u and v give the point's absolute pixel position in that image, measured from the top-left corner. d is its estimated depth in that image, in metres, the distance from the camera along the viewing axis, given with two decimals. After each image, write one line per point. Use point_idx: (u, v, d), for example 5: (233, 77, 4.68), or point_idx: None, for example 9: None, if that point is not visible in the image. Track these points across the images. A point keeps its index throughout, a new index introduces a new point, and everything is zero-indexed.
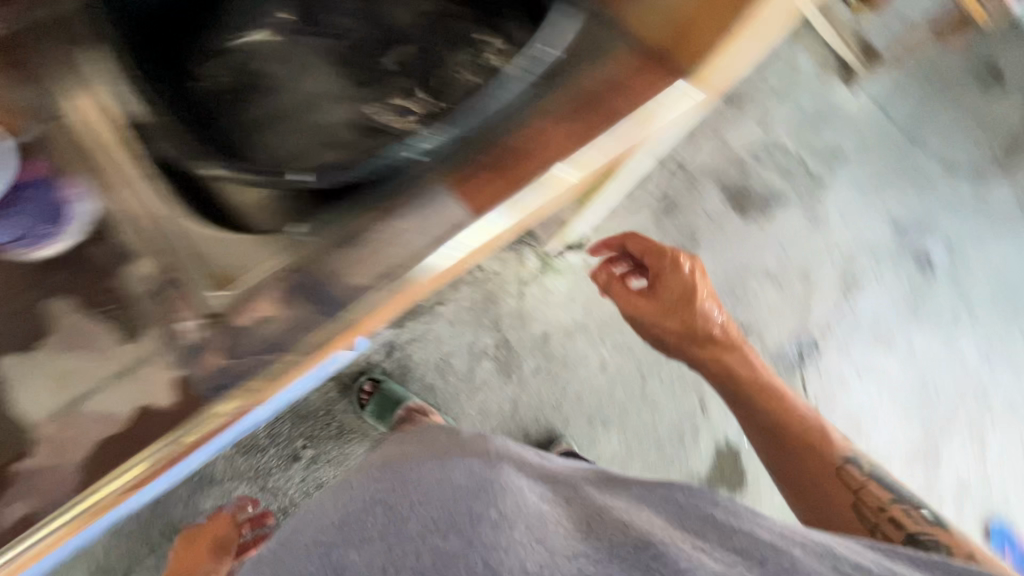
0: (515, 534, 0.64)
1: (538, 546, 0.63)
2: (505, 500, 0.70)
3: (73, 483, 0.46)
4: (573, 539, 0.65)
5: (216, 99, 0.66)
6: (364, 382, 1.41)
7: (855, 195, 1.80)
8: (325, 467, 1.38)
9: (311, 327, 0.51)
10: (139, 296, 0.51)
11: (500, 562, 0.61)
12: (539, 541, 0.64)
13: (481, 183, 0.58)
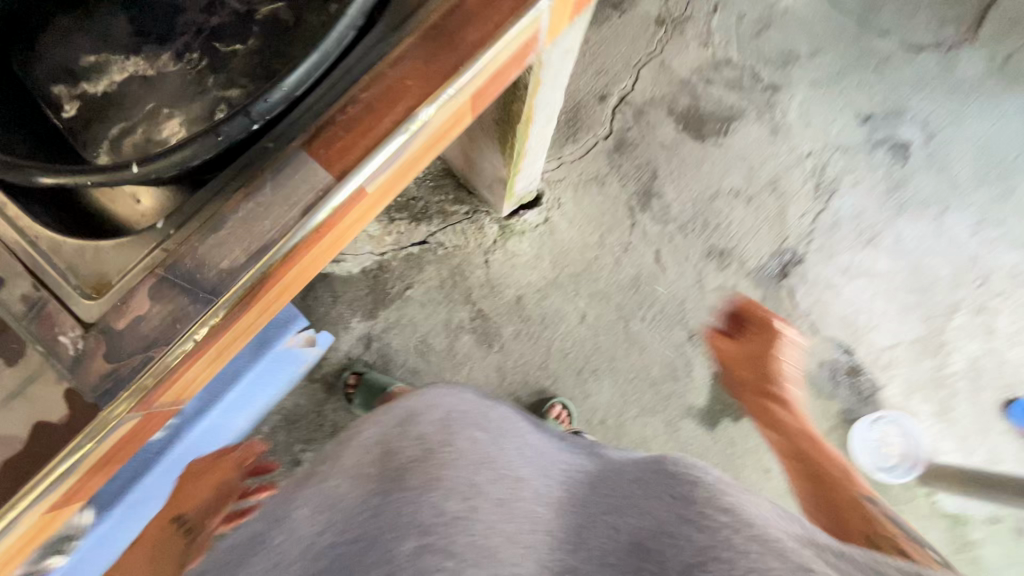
0: (502, 525, 0.76)
1: (519, 549, 0.76)
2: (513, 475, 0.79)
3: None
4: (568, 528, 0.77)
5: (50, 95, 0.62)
6: (348, 376, 1.41)
7: (815, 93, 1.72)
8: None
9: (191, 318, 0.51)
10: (14, 320, 0.50)
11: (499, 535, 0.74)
12: (524, 547, 0.76)
13: (334, 146, 0.55)
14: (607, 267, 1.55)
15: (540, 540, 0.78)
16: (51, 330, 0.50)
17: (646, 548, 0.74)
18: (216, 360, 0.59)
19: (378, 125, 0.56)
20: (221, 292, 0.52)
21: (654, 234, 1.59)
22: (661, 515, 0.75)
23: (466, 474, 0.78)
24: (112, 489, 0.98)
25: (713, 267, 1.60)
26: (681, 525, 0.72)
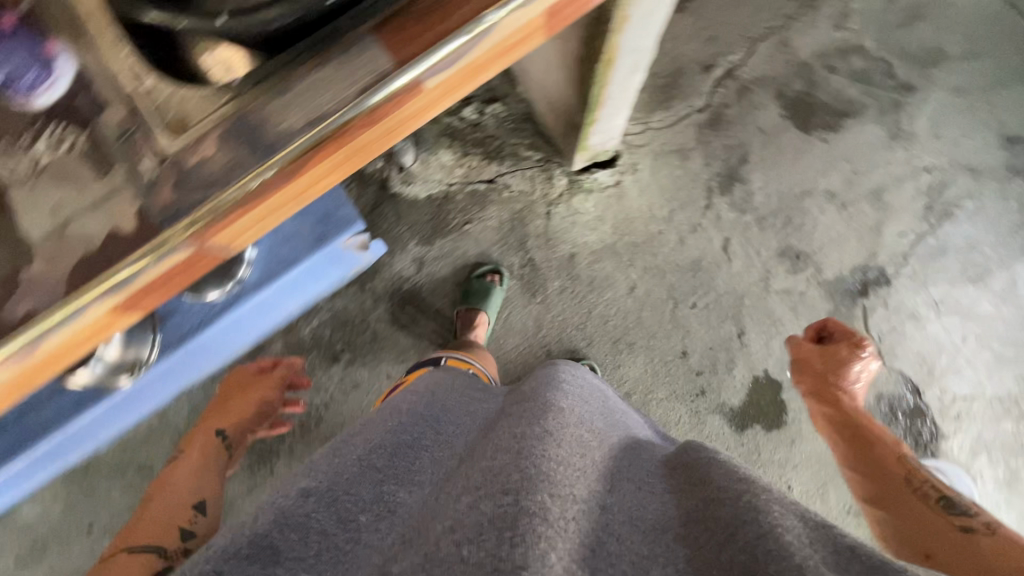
0: (556, 452, 0.69)
1: (572, 471, 0.67)
2: (534, 437, 0.71)
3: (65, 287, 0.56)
4: (600, 494, 0.67)
5: None
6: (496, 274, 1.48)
7: (956, 102, 1.51)
8: (363, 369, 1.50)
9: (247, 167, 0.56)
10: (110, 141, 0.58)
11: (534, 472, 0.63)
12: (576, 471, 0.68)
13: (399, 32, 0.57)
14: (668, 244, 1.50)
15: (586, 474, 0.69)
16: (134, 155, 0.58)
17: (663, 538, 0.63)
18: (267, 221, 0.63)
19: (448, 21, 0.58)
20: (275, 150, 0.56)
21: (728, 219, 1.51)
22: (682, 514, 0.67)
23: (505, 432, 0.74)
24: (178, 331, 1.13)
25: (784, 268, 1.49)
26: (706, 518, 0.64)
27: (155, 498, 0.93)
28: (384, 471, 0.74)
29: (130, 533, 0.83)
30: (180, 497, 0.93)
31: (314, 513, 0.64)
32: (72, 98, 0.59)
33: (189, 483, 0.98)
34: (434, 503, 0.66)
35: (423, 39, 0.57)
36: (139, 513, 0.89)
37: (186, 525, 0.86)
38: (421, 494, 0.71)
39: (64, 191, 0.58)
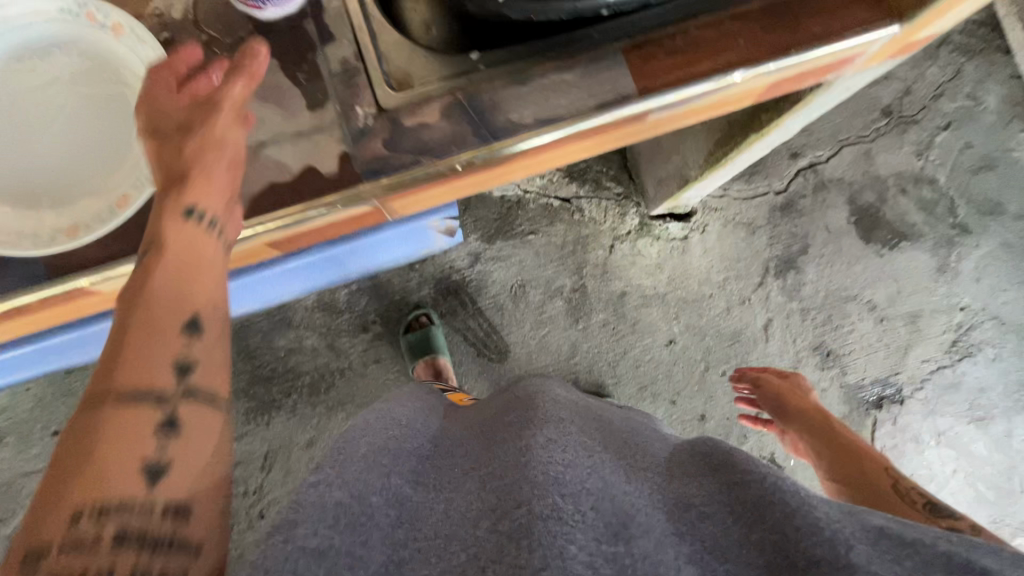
0: (562, 454, 0.63)
1: (584, 471, 0.61)
2: (527, 438, 0.66)
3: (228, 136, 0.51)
4: (614, 485, 0.61)
5: None
6: (422, 315, 1.45)
7: (1003, 255, 1.60)
8: (390, 346, 1.47)
9: (466, 145, 0.55)
10: (328, 76, 0.55)
11: (541, 476, 0.58)
12: (588, 469, 0.62)
13: (648, 63, 0.57)
14: (715, 309, 1.53)
15: (599, 469, 0.63)
16: (352, 98, 0.55)
17: (680, 520, 0.59)
18: (438, 192, 0.62)
19: (697, 66, 0.57)
20: (499, 137, 0.55)
21: (774, 301, 1.55)
22: (705, 491, 0.62)
23: (506, 445, 0.67)
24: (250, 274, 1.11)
25: (814, 362, 1.54)
26: (731, 497, 0.60)
27: (137, 335, 0.47)
28: (388, 459, 0.66)
29: (97, 446, 0.44)
30: (162, 332, 0.48)
31: (323, 503, 0.56)
32: (298, 20, 0.56)
33: (175, 295, 0.49)
34: (451, 514, 0.61)
35: (668, 76, 0.57)
36: (107, 364, 0.46)
37: (176, 432, 0.47)
38: (434, 493, 0.65)
39: (269, 114, 0.55)
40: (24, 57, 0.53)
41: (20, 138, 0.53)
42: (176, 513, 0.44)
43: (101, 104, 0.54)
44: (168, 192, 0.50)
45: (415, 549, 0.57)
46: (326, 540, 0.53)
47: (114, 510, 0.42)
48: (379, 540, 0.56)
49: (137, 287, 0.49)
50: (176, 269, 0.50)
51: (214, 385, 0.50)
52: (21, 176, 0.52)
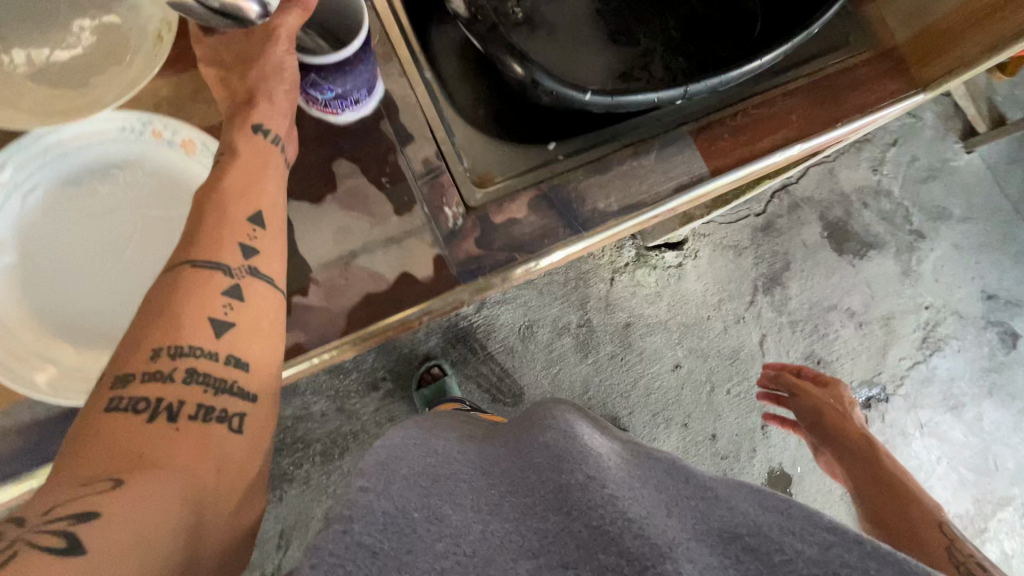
0: (592, 467, 0.44)
1: (623, 487, 0.43)
2: (544, 446, 0.47)
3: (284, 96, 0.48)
4: (652, 508, 0.41)
5: None
6: (433, 367, 1.41)
7: (954, 256, 1.74)
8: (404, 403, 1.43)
9: (558, 237, 0.55)
10: (413, 177, 0.54)
11: (581, 504, 0.40)
12: (626, 488, 0.43)
13: (715, 143, 0.59)
14: (714, 330, 1.59)
15: (634, 487, 0.44)
16: (439, 198, 0.54)
17: (742, 549, 0.39)
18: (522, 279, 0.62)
19: (759, 143, 0.60)
20: (589, 227, 0.56)
21: (765, 317, 1.63)
22: (762, 515, 0.41)
23: (519, 457, 0.48)
24: None
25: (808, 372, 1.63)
26: (786, 531, 0.40)
27: (214, 217, 0.45)
28: (431, 461, 0.44)
29: (173, 297, 0.42)
30: (231, 217, 0.45)
31: (353, 516, 0.35)
32: (373, 124, 0.55)
33: (245, 185, 0.46)
34: (483, 535, 0.38)
35: (734, 155, 0.60)
36: (189, 233, 0.45)
37: (238, 303, 0.44)
38: (461, 502, 0.41)
39: (356, 222, 0.53)
40: (77, 182, 0.49)
41: (78, 270, 0.49)
42: (238, 365, 0.43)
43: (168, 225, 0.50)
44: (237, 112, 0.48)
45: (450, 564, 0.36)
46: (371, 537, 0.35)
47: (185, 353, 0.41)
48: (417, 549, 0.36)
49: (214, 172, 0.47)
50: (245, 173, 0.46)
51: (275, 275, 0.47)
52: (99, 314, 0.48)
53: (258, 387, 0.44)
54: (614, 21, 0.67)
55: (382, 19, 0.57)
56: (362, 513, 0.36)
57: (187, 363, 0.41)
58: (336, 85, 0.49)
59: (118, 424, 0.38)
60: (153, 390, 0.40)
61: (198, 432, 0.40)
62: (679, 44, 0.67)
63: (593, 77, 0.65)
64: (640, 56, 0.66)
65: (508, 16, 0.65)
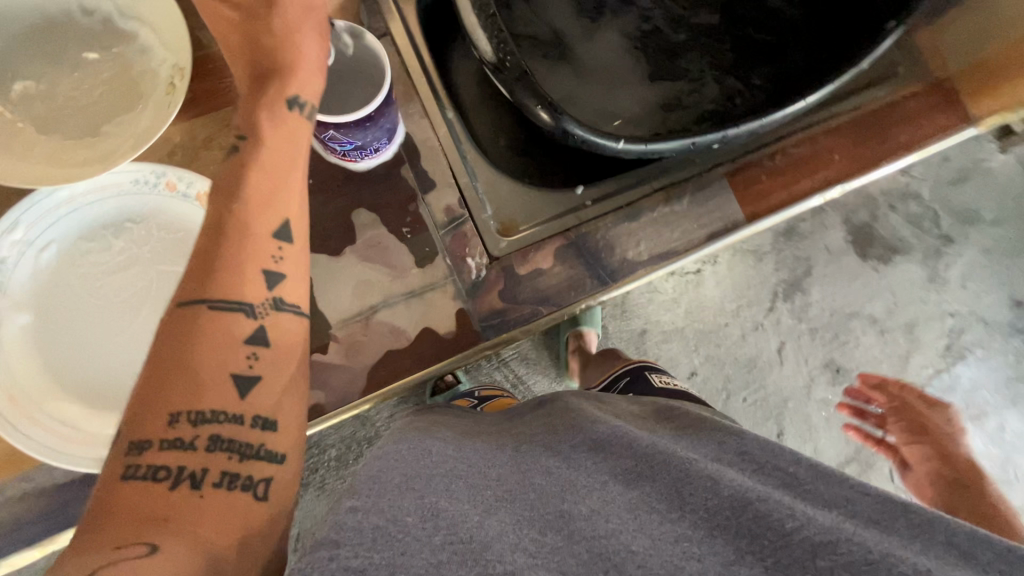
0: (589, 499, 0.35)
1: (626, 508, 0.34)
2: (537, 462, 0.40)
3: (315, 57, 0.43)
4: (667, 529, 0.33)
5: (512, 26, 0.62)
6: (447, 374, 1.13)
7: (991, 264, 1.24)
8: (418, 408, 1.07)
9: (584, 289, 0.53)
10: (434, 227, 0.52)
11: (588, 533, 0.32)
12: (632, 516, 0.34)
13: (752, 186, 0.56)
14: (730, 337, 1.21)
15: (647, 505, 0.35)
16: (461, 248, 0.52)
17: (753, 522, 0.32)
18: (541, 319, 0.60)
19: (797, 184, 0.57)
20: (617, 278, 0.53)
21: (783, 324, 1.23)
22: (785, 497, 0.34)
23: (504, 476, 0.38)
24: None
25: (825, 381, 1.20)
26: (794, 496, 0.35)
27: (232, 241, 0.39)
28: (431, 463, 0.38)
29: (190, 346, 0.36)
30: (253, 237, 0.39)
31: (341, 540, 0.28)
32: (393, 172, 0.52)
33: (270, 195, 0.40)
34: (480, 523, 0.32)
35: (770, 198, 0.57)
36: (201, 264, 0.38)
37: (263, 351, 0.38)
38: (456, 495, 0.34)
39: (377, 275, 0.51)
40: (94, 236, 0.48)
41: (91, 327, 0.47)
42: (265, 426, 0.36)
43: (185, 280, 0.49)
44: (261, 82, 0.43)
45: (447, 556, 0.29)
46: (358, 559, 0.27)
47: (209, 419, 0.35)
48: (412, 551, 0.28)
49: (230, 188, 0.40)
50: (268, 170, 0.41)
51: (301, 304, 0.41)
52: (113, 379, 0.47)
53: (287, 447, 0.37)
54: (654, 56, 0.64)
55: (406, 58, 0.54)
56: (350, 535, 0.28)
57: (211, 430, 0.35)
58: (354, 137, 0.46)
59: (137, 496, 0.32)
60: (176, 459, 0.34)
61: (223, 505, 0.33)
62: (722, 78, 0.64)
63: (630, 112, 0.63)
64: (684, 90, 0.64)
65: (539, 50, 0.63)
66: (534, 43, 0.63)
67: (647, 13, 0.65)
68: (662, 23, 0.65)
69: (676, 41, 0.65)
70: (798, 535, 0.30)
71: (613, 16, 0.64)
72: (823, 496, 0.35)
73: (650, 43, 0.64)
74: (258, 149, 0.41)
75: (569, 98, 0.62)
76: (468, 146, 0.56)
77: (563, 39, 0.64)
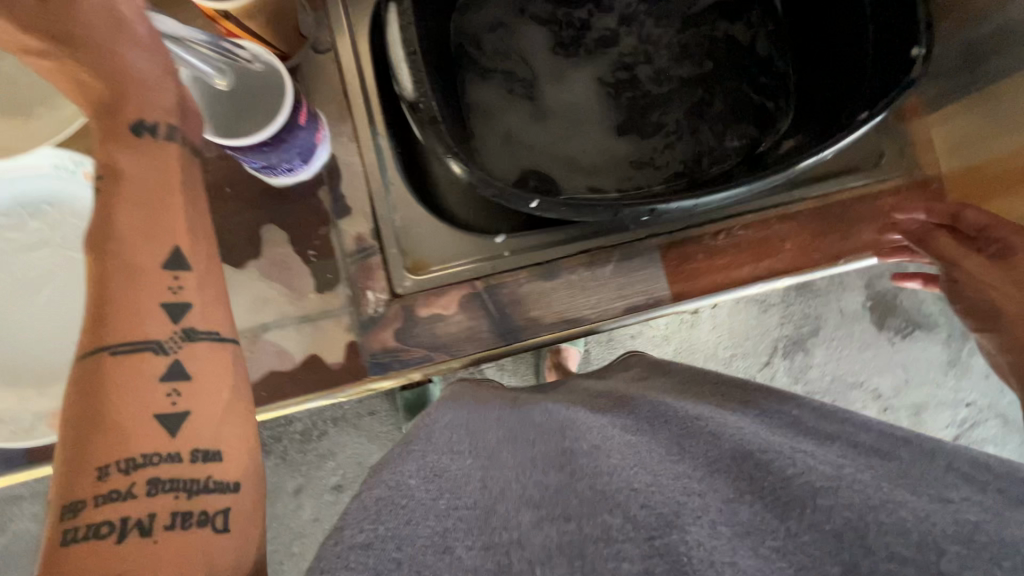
0: (598, 443, 0.37)
1: (626, 450, 0.37)
2: (555, 416, 0.42)
3: (152, 66, 0.38)
4: (678, 469, 0.35)
5: (478, 54, 0.58)
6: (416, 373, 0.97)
7: None
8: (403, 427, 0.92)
9: (482, 342, 0.51)
10: (342, 254, 0.51)
11: (599, 470, 0.34)
12: (638, 461, 0.36)
13: (687, 263, 0.53)
14: None
15: (653, 459, 0.36)
16: (366, 279, 0.51)
17: (755, 467, 0.34)
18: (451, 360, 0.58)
19: (738, 270, 0.53)
20: (520, 336, 0.51)
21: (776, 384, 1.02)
22: (787, 444, 0.36)
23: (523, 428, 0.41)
24: None
25: None
26: (806, 442, 0.37)
27: (119, 280, 0.35)
28: (442, 428, 0.42)
29: (97, 404, 0.33)
30: (143, 272, 0.36)
31: (347, 522, 0.32)
32: (311, 193, 0.52)
33: (149, 220, 0.37)
34: (483, 483, 0.35)
35: (704, 278, 0.52)
36: (94, 314, 0.35)
37: (183, 385, 0.35)
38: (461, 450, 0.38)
39: (275, 294, 0.51)
40: (11, 215, 0.49)
41: None
42: (207, 458, 0.33)
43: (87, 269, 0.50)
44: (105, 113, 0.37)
45: (451, 523, 0.32)
46: (364, 533, 0.31)
47: (143, 464, 0.32)
48: (418, 519, 0.32)
49: (105, 232, 0.36)
50: (145, 200, 0.38)
51: (219, 326, 0.38)
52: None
53: (241, 472, 0.34)
54: (631, 110, 0.58)
55: (347, 79, 0.53)
56: (356, 517, 0.32)
57: (147, 475, 0.32)
58: (261, 157, 0.45)
59: (83, 561, 0.29)
60: (117, 512, 0.31)
61: (182, 543, 0.31)
62: (699, 146, 0.57)
63: (586, 163, 0.57)
64: (653, 150, 0.57)
65: (501, 79, 0.58)
66: (495, 71, 0.58)
67: (625, 56, 0.60)
68: (648, 77, 0.59)
69: (660, 91, 0.59)
70: (799, 479, 0.32)
71: (590, 60, 0.59)
72: (825, 430, 0.39)
73: (626, 93, 0.59)
74: (124, 186, 0.37)
75: (522, 139, 0.57)
76: (395, 173, 0.53)
77: (530, 71, 0.58)
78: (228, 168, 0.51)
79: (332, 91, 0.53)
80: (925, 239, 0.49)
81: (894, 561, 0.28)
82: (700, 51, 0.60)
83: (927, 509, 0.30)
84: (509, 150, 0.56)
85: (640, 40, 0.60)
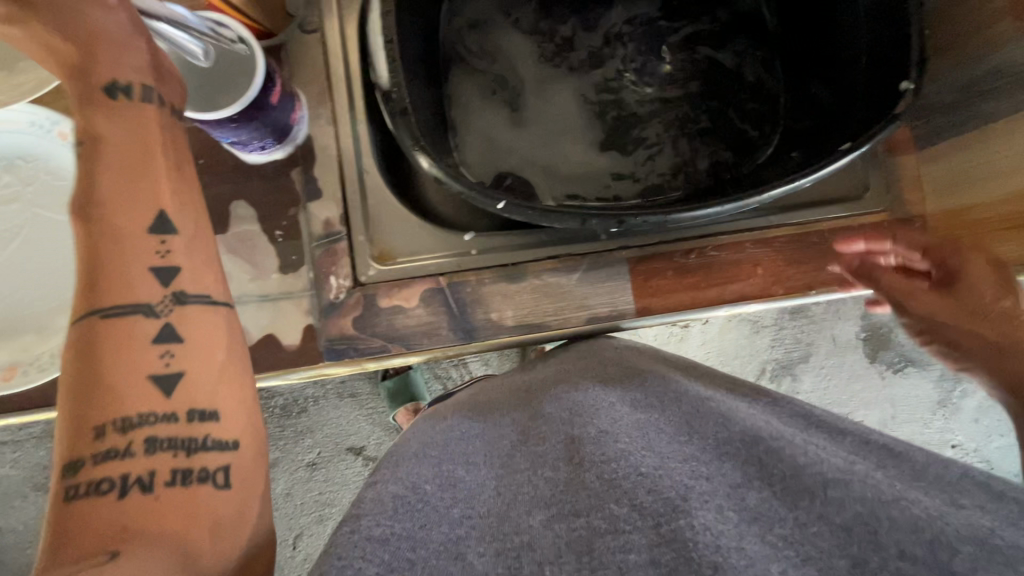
0: (607, 424, 0.36)
1: (635, 430, 0.36)
2: (564, 397, 0.41)
3: None
4: (686, 451, 0.34)
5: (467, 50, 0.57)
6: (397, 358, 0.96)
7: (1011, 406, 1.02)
8: (383, 411, 0.91)
9: (440, 338, 0.50)
10: (309, 238, 0.51)
11: (606, 454, 0.33)
12: (646, 443, 0.34)
13: (653, 279, 0.52)
14: None
15: (666, 443, 0.34)
16: (330, 264, 0.51)
17: (763, 453, 0.32)
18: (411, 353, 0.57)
19: (706, 291, 0.52)
20: (478, 336, 0.51)
21: None
22: (799, 433, 0.35)
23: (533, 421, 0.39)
24: None
25: None
26: (819, 436, 0.36)
27: (106, 241, 0.35)
28: (440, 432, 0.41)
29: (93, 368, 0.32)
30: (130, 235, 0.35)
31: (363, 513, 0.31)
32: (282, 174, 0.52)
33: (130, 179, 0.36)
34: (495, 492, 0.34)
35: (668, 296, 0.52)
36: (86, 284, 0.34)
37: (178, 348, 0.34)
38: (476, 461, 0.37)
39: (237, 271, 0.50)
40: None
41: None
42: (205, 417, 0.33)
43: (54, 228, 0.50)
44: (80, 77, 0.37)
45: (465, 531, 0.31)
46: (380, 529, 0.30)
47: (140, 424, 0.32)
48: (433, 525, 0.31)
49: (86, 196, 0.35)
50: (124, 160, 0.36)
51: (212, 289, 0.37)
52: None
53: (238, 431, 0.35)
54: (616, 121, 0.58)
55: (330, 63, 0.53)
56: (370, 509, 0.31)
57: (146, 433, 0.32)
58: (229, 132, 0.45)
59: (87, 520, 0.29)
60: (121, 472, 0.31)
61: (187, 498, 0.31)
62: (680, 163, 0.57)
63: (565, 169, 0.56)
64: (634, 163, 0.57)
65: (488, 77, 0.57)
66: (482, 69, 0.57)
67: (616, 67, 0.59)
68: (636, 90, 0.59)
69: (646, 106, 0.58)
70: (811, 468, 0.30)
71: (579, 66, 0.59)
72: (835, 426, 0.38)
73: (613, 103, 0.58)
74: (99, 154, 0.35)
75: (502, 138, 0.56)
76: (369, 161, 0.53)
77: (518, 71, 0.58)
78: (203, 141, 0.51)
79: (314, 74, 0.53)
80: (869, 276, 0.50)
81: (904, 560, 0.26)
82: (692, 68, 0.59)
83: (941, 511, 0.28)
84: (488, 148, 0.56)
85: (632, 52, 0.59)
